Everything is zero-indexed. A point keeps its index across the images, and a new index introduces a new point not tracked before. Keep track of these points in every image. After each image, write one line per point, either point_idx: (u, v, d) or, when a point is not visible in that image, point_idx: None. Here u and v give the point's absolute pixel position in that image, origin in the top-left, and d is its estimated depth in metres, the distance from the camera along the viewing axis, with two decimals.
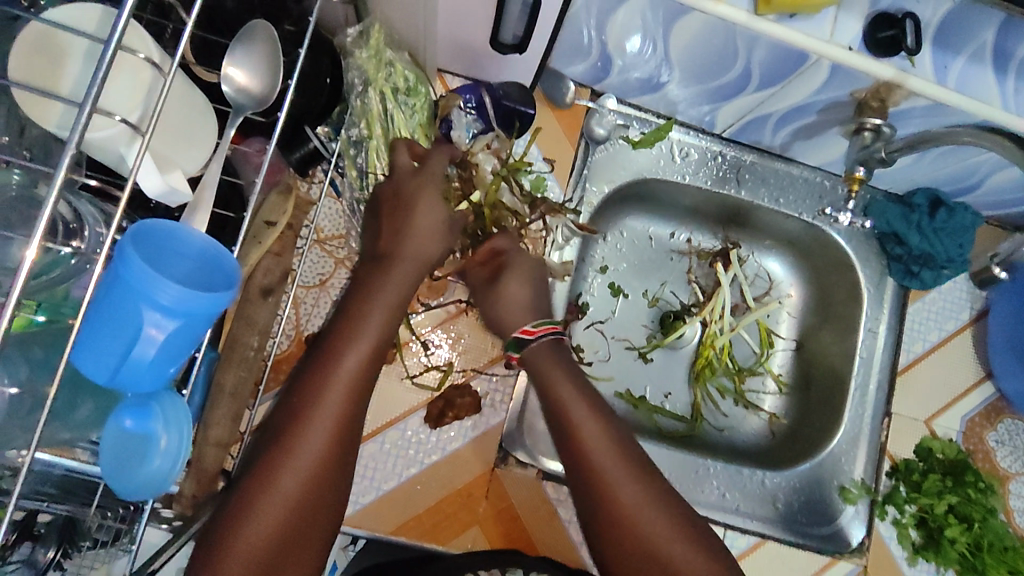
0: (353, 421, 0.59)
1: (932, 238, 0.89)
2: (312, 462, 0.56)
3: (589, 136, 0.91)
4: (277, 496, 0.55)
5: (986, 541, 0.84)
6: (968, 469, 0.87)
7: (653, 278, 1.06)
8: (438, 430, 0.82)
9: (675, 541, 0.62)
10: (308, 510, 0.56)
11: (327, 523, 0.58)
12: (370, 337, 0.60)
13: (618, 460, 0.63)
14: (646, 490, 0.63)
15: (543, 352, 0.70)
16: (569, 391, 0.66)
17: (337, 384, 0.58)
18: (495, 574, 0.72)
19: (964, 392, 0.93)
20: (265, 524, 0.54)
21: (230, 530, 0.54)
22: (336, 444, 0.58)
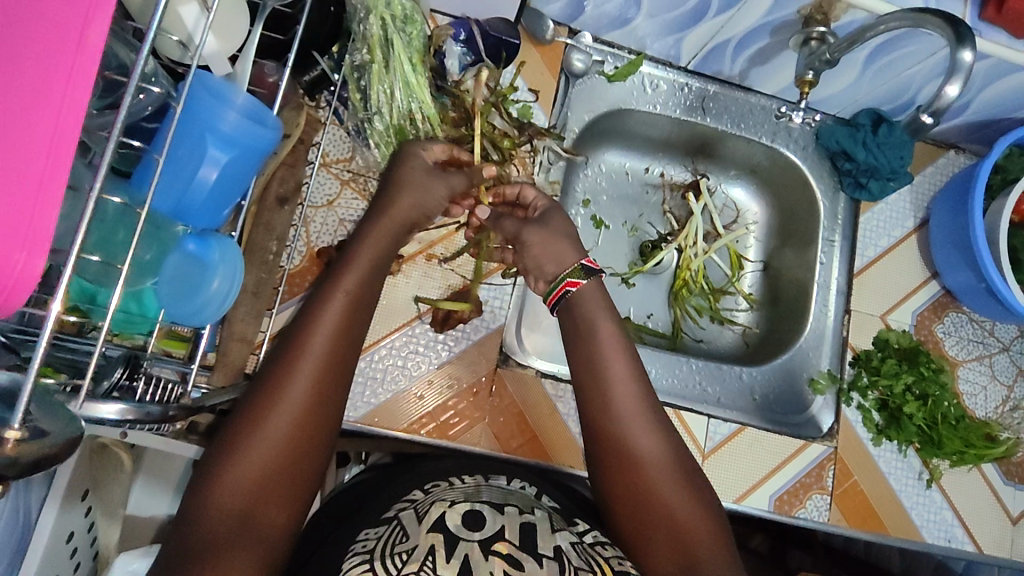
0: (331, 375, 0.66)
1: (876, 152, 0.99)
2: (297, 409, 0.63)
3: (568, 71, 0.99)
4: (268, 433, 0.62)
5: (940, 415, 0.95)
6: (921, 352, 0.98)
7: (631, 210, 1.15)
8: (445, 333, 0.89)
9: (660, 470, 0.72)
10: (295, 448, 0.63)
11: (312, 462, 0.65)
12: (346, 297, 0.69)
13: (633, 401, 0.75)
14: (652, 431, 0.74)
15: (594, 297, 0.80)
16: (609, 343, 0.77)
17: (316, 341, 0.66)
18: (472, 476, 0.75)
19: (913, 290, 1.04)
20: (254, 460, 0.61)
21: (226, 466, 0.61)
22: (317, 393, 0.65)
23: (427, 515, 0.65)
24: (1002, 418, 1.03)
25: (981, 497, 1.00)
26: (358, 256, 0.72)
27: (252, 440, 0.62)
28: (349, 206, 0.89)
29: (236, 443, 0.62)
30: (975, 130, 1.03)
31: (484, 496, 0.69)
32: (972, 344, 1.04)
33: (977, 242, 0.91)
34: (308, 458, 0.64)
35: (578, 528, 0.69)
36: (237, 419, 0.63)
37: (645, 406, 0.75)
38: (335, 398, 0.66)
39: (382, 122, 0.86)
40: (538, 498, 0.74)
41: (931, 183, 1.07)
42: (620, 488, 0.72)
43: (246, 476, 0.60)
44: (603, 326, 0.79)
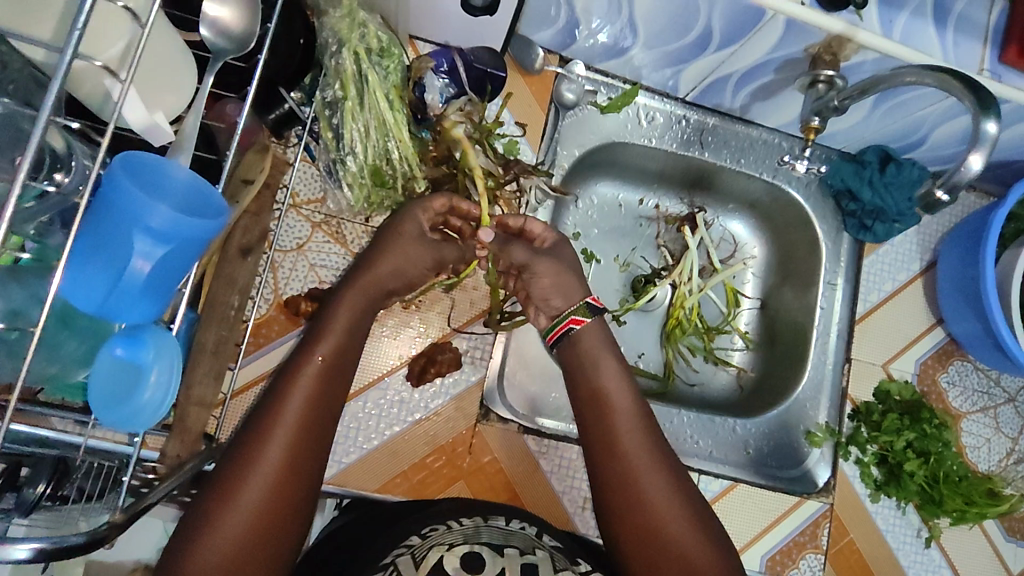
0: (310, 437, 0.62)
1: (883, 192, 0.94)
2: (273, 475, 0.59)
3: (559, 102, 0.93)
4: (243, 501, 0.57)
5: (943, 473, 0.90)
6: (924, 407, 0.93)
7: (623, 243, 1.09)
8: (422, 387, 0.83)
9: (668, 506, 0.68)
10: (271, 517, 0.58)
11: (290, 532, 0.60)
12: (329, 353, 0.66)
13: (635, 435, 0.72)
14: (657, 465, 0.70)
15: (594, 336, 0.78)
16: (609, 378, 0.75)
17: (294, 401, 0.62)
18: (470, 518, 0.69)
19: (917, 337, 0.99)
20: (229, 530, 0.56)
21: (197, 539, 0.56)
22: (296, 457, 0.61)
23: (425, 559, 0.62)
24: (1006, 472, 0.98)
25: (982, 555, 0.96)
26: (341, 306, 0.70)
27: (227, 509, 0.57)
28: (321, 251, 0.83)
29: (209, 513, 0.57)
30: (988, 170, 0.97)
31: (484, 536, 0.66)
32: (977, 394, 0.99)
33: (988, 296, 0.85)
34: (286, 526, 0.59)
35: (580, 568, 0.67)
36: (206, 488, 0.59)
37: (648, 440, 0.72)
38: (315, 460, 0.62)
39: (355, 163, 0.79)
40: (539, 538, 0.69)
41: (938, 224, 1.02)
42: (630, 528, 0.68)
43: (221, 547, 0.56)
44: (603, 364, 0.76)
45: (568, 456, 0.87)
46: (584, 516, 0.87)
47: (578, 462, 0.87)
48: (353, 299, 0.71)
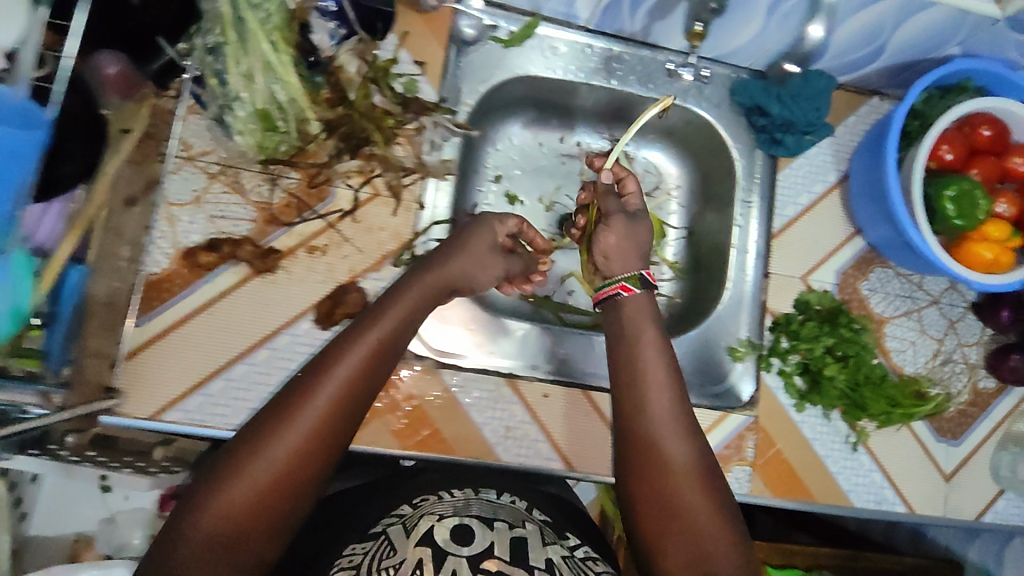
0: (343, 410, 0.63)
1: (791, 105, 0.94)
2: (303, 437, 0.60)
3: (458, 38, 0.91)
4: (269, 459, 0.58)
5: (863, 375, 0.91)
6: (841, 313, 0.93)
7: (547, 183, 1.09)
8: (331, 330, 0.83)
9: (689, 473, 0.69)
10: (291, 478, 0.59)
11: (301, 503, 0.60)
12: (374, 342, 0.67)
13: (662, 396, 0.73)
14: (682, 437, 0.71)
15: (638, 304, 0.81)
16: (647, 350, 0.76)
17: (337, 369, 0.63)
18: (462, 491, 0.75)
19: (836, 248, 0.98)
20: (250, 485, 0.57)
21: (204, 499, 0.57)
22: (326, 423, 0.61)
23: (415, 528, 0.65)
24: (933, 373, 0.99)
25: (912, 456, 0.97)
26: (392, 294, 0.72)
27: (244, 467, 0.58)
28: (219, 202, 0.82)
29: (224, 472, 0.58)
30: (893, 74, 0.97)
31: (473, 510, 0.69)
32: (899, 299, 1.00)
33: (892, 189, 0.83)
34: (301, 489, 0.60)
35: (568, 542, 0.71)
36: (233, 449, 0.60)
37: (680, 415, 0.72)
38: (345, 429, 0.63)
39: (243, 109, 0.78)
40: (528, 512, 0.74)
41: (852, 133, 1.01)
42: (655, 496, 0.69)
43: (236, 499, 0.57)
44: (642, 333, 0.78)
45: (487, 388, 0.87)
46: (506, 444, 0.87)
47: (497, 393, 0.87)
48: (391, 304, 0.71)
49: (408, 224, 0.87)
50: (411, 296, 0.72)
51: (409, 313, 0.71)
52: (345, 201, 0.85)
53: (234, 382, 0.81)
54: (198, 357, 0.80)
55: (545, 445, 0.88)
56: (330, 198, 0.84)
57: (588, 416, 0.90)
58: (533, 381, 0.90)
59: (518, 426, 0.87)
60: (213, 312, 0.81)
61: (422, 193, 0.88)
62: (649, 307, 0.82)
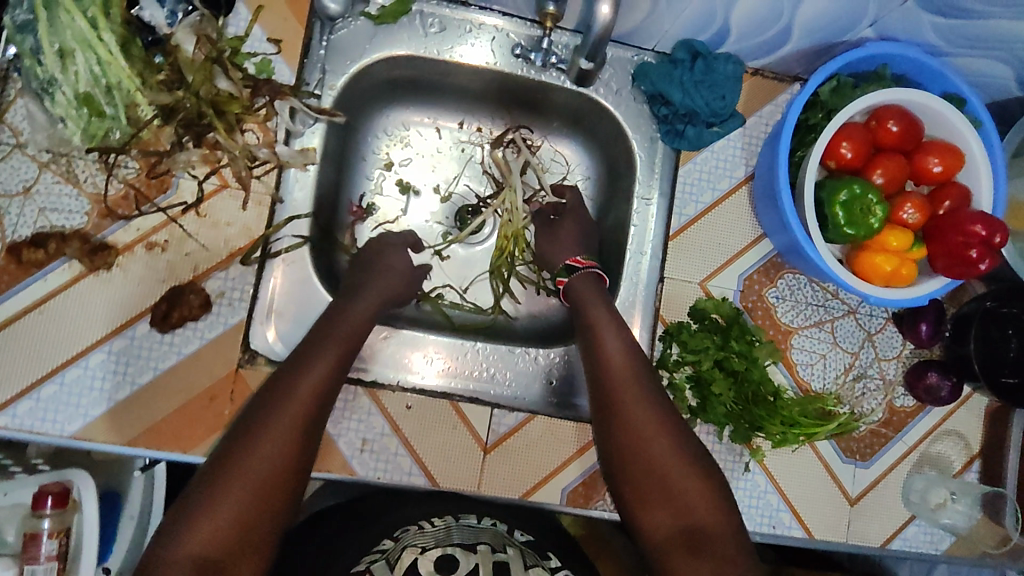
0: (308, 421, 0.70)
1: (692, 93, 0.86)
2: (275, 451, 0.67)
3: (322, 14, 0.84)
4: (242, 474, 0.65)
5: (751, 394, 0.84)
6: (735, 324, 0.85)
7: (443, 172, 1.00)
8: (170, 333, 0.77)
9: (663, 447, 0.75)
10: (271, 484, 0.66)
11: (289, 498, 0.67)
12: (331, 356, 0.74)
13: (630, 387, 0.78)
14: (654, 421, 0.76)
15: (590, 292, 0.86)
16: (607, 346, 0.80)
17: (297, 387, 0.71)
18: (442, 518, 0.75)
19: (741, 252, 0.91)
20: (219, 506, 0.63)
21: (192, 519, 0.63)
22: (296, 430, 0.68)
23: (399, 562, 0.66)
24: (843, 390, 0.92)
25: (814, 478, 0.90)
26: (359, 304, 0.81)
27: (229, 480, 0.64)
28: (51, 193, 0.76)
29: (205, 491, 0.64)
30: (812, 58, 0.88)
31: (455, 538, 0.70)
32: (810, 308, 0.92)
33: (778, 188, 0.77)
34: (272, 496, 0.66)
35: (550, 563, 0.73)
36: (228, 450, 0.67)
37: (648, 401, 0.78)
38: (310, 435, 0.70)
39: (65, 92, 0.73)
40: (510, 535, 0.75)
41: (767, 124, 0.92)
42: (644, 491, 0.74)
43: (216, 518, 0.63)
44: (596, 316, 0.83)
45: (343, 398, 0.80)
46: (362, 458, 0.81)
47: (355, 403, 0.81)
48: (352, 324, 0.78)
49: (259, 219, 0.81)
50: (347, 324, 0.78)
51: (353, 332, 0.78)
52: (189, 192, 0.79)
53: (67, 387, 0.76)
54: (24, 359, 0.75)
55: (407, 459, 0.81)
56: (173, 189, 0.79)
57: (456, 429, 0.83)
58: (395, 391, 0.83)
59: (375, 439, 0.81)
60: (45, 311, 0.75)
61: (279, 181, 0.82)
62: (591, 285, 0.87)
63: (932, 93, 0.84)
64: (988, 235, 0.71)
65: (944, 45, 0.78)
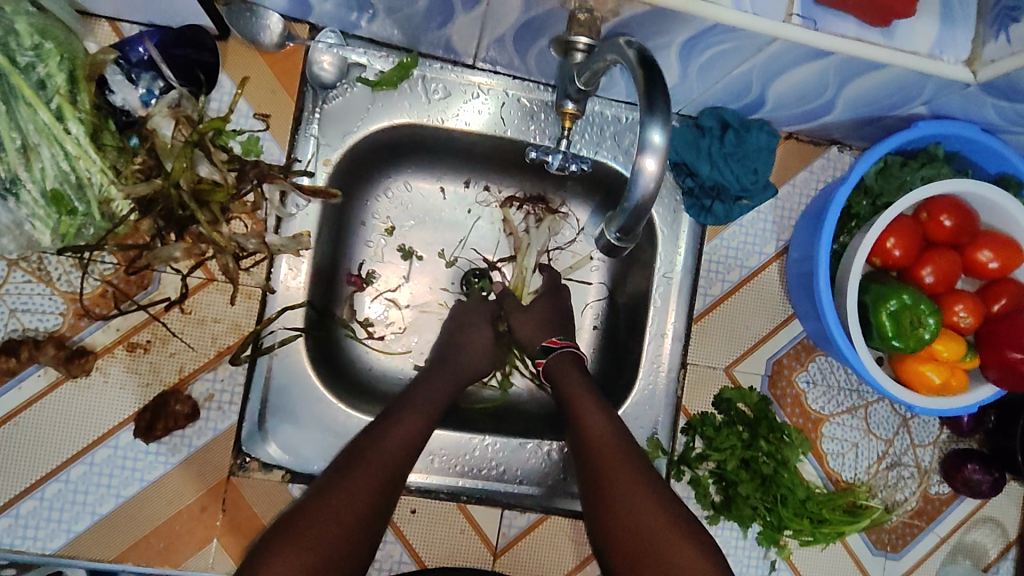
0: (393, 477, 0.68)
1: (721, 166, 0.79)
2: (359, 497, 0.65)
3: (314, 82, 0.76)
4: (325, 521, 0.63)
5: (782, 496, 0.77)
6: (765, 419, 0.79)
7: (448, 235, 0.90)
8: (156, 442, 0.72)
9: (645, 510, 0.69)
10: (350, 537, 0.64)
11: (370, 539, 0.65)
12: (427, 412, 0.73)
13: (607, 447, 0.72)
14: (636, 480, 0.70)
15: (565, 359, 0.79)
16: (580, 405, 0.75)
17: (395, 440, 0.69)
18: None
19: (769, 335, 0.85)
20: (303, 547, 0.61)
21: (267, 557, 0.61)
22: (383, 485, 0.67)
23: None
24: (875, 480, 0.86)
25: (843, 573, 0.85)
26: (431, 379, 0.77)
27: (306, 526, 0.62)
28: (22, 292, 0.70)
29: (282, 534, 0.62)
30: (853, 128, 0.80)
31: None
32: (842, 393, 0.86)
33: (818, 285, 0.70)
34: (349, 542, 0.64)
35: None
36: (325, 486, 0.65)
37: (629, 460, 0.72)
38: (392, 491, 0.68)
39: (32, 187, 0.65)
40: None
41: (800, 194, 0.85)
42: (625, 543, 0.68)
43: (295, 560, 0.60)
44: (568, 384, 0.77)
45: None
46: (365, 567, 0.76)
47: None
48: (440, 389, 0.76)
49: (249, 314, 0.74)
50: (445, 380, 0.77)
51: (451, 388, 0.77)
52: (171, 287, 0.72)
53: (46, 502, 0.70)
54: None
55: (412, 567, 0.77)
56: (154, 284, 0.72)
57: (464, 534, 0.78)
58: (400, 495, 0.77)
59: (379, 547, 0.76)
60: (18, 423, 0.70)
61: (270, 270, 0.75)
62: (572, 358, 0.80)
63: (987, 171, 0.77)
64: None
65: (1002, 122, 0.70)
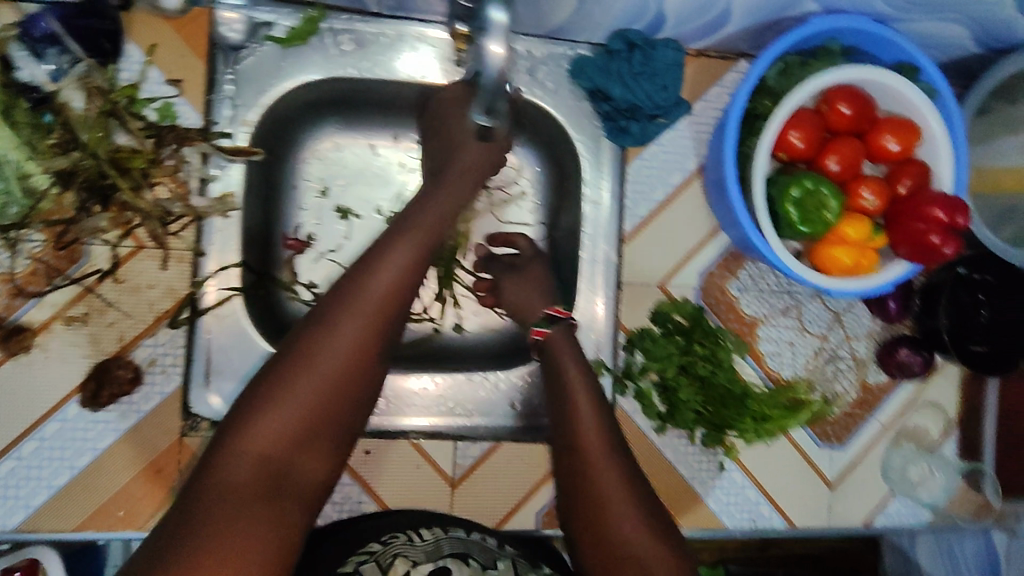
0: (379, 336, 0.56)
1: (633, 86, 0.80)
2: (341, 355, 0.54)
3: (222, 45, 0.77)
4: (313, 372, 0.53)
5: (720, 395, 0.82)
6: (698, 324, 0.83)
7: (381, 189, 0.90)
8: (104, 410, 0.74)
9: (629, 509, 0.60)
10: (335, 399, 0.53)
11: (366, 388, 0.55)
12: (397, 265, 0.58)
13: (596, 444, 0.63)
14: (615, 468, 0.62)
15: (560, 339, 0.74)
16: (576, 397, 0.67)
17: (365, 298, 0.55)
18: (430, 529, 0.66)
19: (698, 247, 0.87)
20: (294, 400, 0.52)
21: (251, 416, 0.52)
22: (367, 345, 0.55)
23: (391, 567, 0.60)
24: (813, 376, 0.90)
25: (789, 466, 0.89)
26: (396, 244, 0.59)
27: (292, 378, 0.52)
28: None
29: (269, 386, 0.52)
30: (754, 36, 0.82)
31: (447, 550, 0.63)
32: (774, 296, 0.89)
33: (727, 180, 0.73)
34: (340, 404, 0.54)
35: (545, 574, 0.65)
36: (298, 330, 0.55)
37: (616, 459, 0.63)
38: (379, 359, 0.56)
39: None
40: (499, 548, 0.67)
41: (714, 108, 0.88)
42: (592, 535, 0.60)
43: (280, 419, 0.51)
44: (568, 373, 0.70)
45: None
46: (326, 510, 0.79)
47: None
48: (418, 229, 0.61)
49: (183, 278, 0.76)
50: (408, 238, 0.60)
51: (421, 243, 0.60)
52: (102, 260, 0.74)
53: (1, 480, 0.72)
54: None
55: (371, 505, 0.80)
56: (84, 258, 0.74)
57: (420, 469, 0.81)
58: None
59: (336, 490, 0.79)
60: None
61: (197, 234, 0.76)
62: (567, 336, 0.74)
63: (884, 62, 0.79)
64: (949, 219, 0.68)
65: (892, 11, 0.73)
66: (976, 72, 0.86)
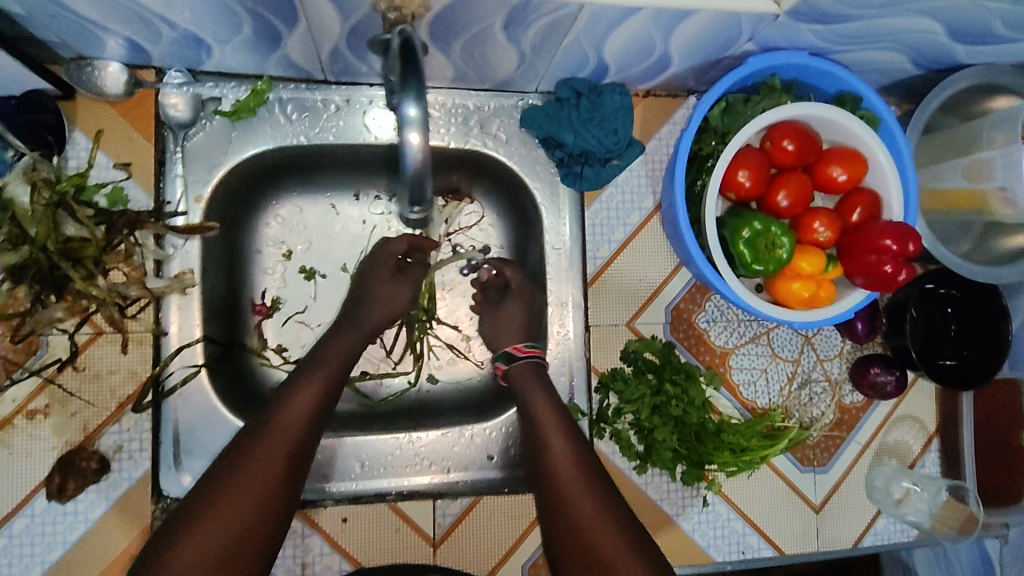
0: (297, 459, 0.66)
1: (583, 133, 0.81)
2: (263, 474, 0.64)
3: (169, 124, 0.77)
4: (238, 493, 0.62)
5: (696, 432, 0.82)
6: (668, 361, 0.83)
7: (345, 248, 0.89)
8: (72, 502, 0.72)
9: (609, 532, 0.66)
10: (260, 514, 0.62)
11: (286, 501, 0.65)
12: (311, 395, 0.70)
13: (575, 474, 0.69)
14: (592, 491, 0.68)
15: (526, 374, 0.79)
16: (553, 436, 0.72)
17: (280, 427, 0.67)
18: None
19: (664, 283, 0.88)
20: (220, 516, 0.61)
21: (181, 533, 0.60)
22: (286, 467, 0.65)
23: None
24: (789, 401, 0.90)
25: (773, 494, 0.89)
26: (307, 381, 0.72)
27: (217, 498, 0.62)
28: None
29: (196, 508, 0.61)
30: (699, 74, 0.83)
31: None
32: (742, 325, 0.89)
33: (679, 221, 0.74)
34: (264, 516, 0.63)
35: None
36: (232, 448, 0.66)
37: (591, 479, 0.69)
38: (298, 476, 0.66)
39: None
40: None
41: (668, 145, 0.88)
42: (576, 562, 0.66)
43: (207, 537, 0.60)
44: (538, 409, 0.75)
45: None
46: None
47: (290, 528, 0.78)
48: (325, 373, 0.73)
49: (145, 360, 0.75)
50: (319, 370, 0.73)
51: (328, 375, 0.73)
52: (60, 349, 0.73)
53: None
54: None
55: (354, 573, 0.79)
56: (43, 348, 0.73)
57: (400, 531, 0.80)
58: (332, 505, 0.79)
59: (317, 560, 0.78)
60: None
61: (157, 315, 0.76)
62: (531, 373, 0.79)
63: (826, 92, 0.80)
64: (901, 247, 0.69)
65: (826, 45, 0.73)
66: (920, 90, 0.87)
